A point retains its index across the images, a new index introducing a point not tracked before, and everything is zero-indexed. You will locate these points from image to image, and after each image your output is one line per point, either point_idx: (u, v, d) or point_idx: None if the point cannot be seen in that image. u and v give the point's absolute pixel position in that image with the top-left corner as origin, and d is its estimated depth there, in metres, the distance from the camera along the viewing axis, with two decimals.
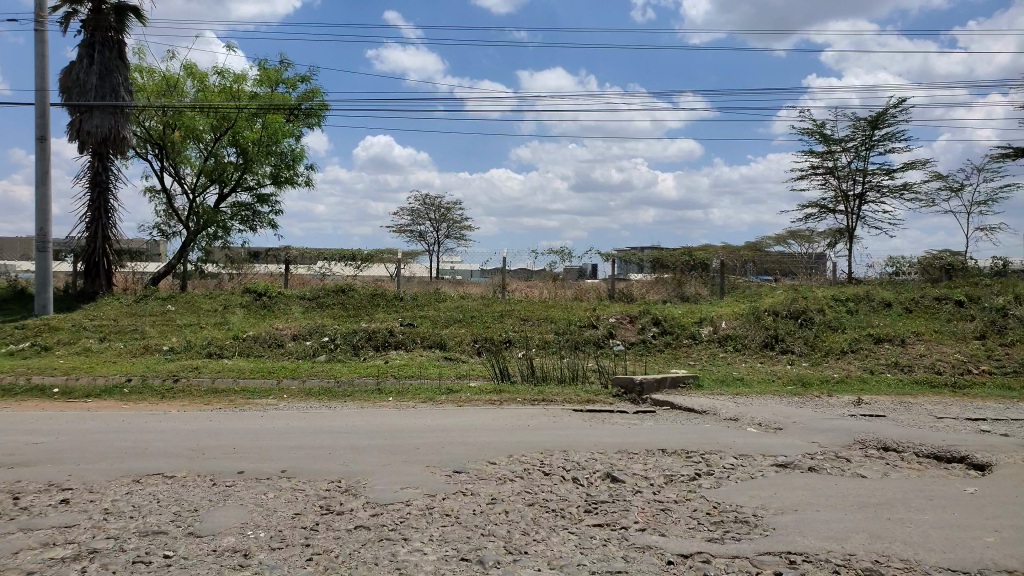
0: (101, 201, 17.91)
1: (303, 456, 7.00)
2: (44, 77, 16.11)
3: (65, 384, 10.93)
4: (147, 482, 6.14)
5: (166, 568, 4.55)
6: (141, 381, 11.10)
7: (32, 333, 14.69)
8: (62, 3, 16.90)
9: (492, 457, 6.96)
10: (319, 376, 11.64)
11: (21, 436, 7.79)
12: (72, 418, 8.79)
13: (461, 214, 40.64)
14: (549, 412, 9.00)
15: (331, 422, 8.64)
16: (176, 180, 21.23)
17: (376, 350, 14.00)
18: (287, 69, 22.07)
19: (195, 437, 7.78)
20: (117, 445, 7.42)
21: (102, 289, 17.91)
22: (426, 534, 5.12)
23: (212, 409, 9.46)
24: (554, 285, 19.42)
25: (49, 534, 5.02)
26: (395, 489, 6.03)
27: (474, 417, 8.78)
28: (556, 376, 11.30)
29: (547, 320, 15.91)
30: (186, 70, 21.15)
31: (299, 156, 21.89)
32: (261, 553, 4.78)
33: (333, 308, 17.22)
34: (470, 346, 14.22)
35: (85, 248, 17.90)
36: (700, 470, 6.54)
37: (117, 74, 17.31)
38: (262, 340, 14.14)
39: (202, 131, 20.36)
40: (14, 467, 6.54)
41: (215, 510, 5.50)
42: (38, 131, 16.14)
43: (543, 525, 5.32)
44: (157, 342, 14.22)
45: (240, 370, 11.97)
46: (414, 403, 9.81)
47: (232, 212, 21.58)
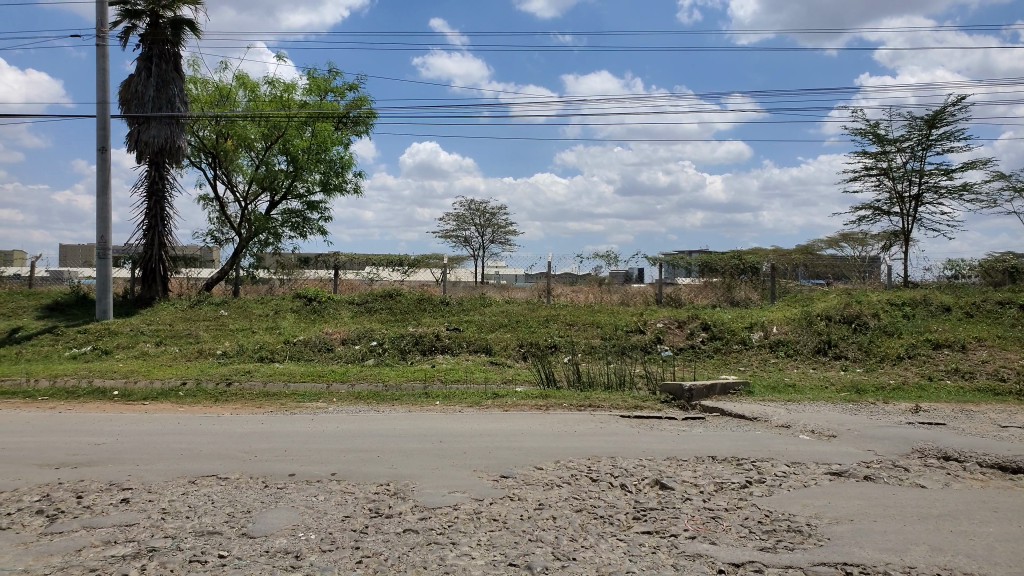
0: (158, 209, 18.45)
1: (353, 459, 7.09)
2: (105, 90, 16.67)
3: (124, 387, 11.27)
4: (202, 484, 6.28)
5: (221, 568, 4.65)
6: (196, 384, 11.39)
7: (93, 337, 15.20)
8: (122, 19, 17.49)
9: (540, 462, 6.95)
10: (367, 380, 11.78)
11: (84, 436, 8.05)
12: (131, 420, 9.06)
13: (506, 218, 40.71)
14: (597, 418, 8.95)
15: (380, 425, 8.74)
16: (229, 188, 21.73)
17: (423, 354, 14.11)
18: (335, 78, 22.44)
19: (248, 439, 7.94)
20: (174, 446, 7.61)
21: (158, 294, 18.44)
22: (474, 539, 5.13)
23: (264, 413, 9.65)
24: (599, 289, 19.35)
25: (110, 533, 5.17)
26: (443, 493, 6.06)
27: (522, 422, 8.80)
28: (603, 381, 11.24)
29: (593, 325, 15.83)
30: (238, 80, 21.66)
31: (348, 163, 22.21)
32: (311, 555, 4.85)
33: (381, 313, 17.41)
34: (516, 351, 14.24)
35: (142, 255, 18.45)
36: (751, 478, 6.42)
37: (173, 86, 17.80)
38: (313, 345, 14.38)
39: (254, 140, 20.82)
40: (76, 467, 6.76)
41: (266, 512, 5.60)
42: (99, 142, 16.70)
43: (591, 532, 5.29)
44: (211, 346, 14.57)
45: (291, 374, 12.19)
46: (461, 408, 9.86)
47: (283, 219, 22.02)
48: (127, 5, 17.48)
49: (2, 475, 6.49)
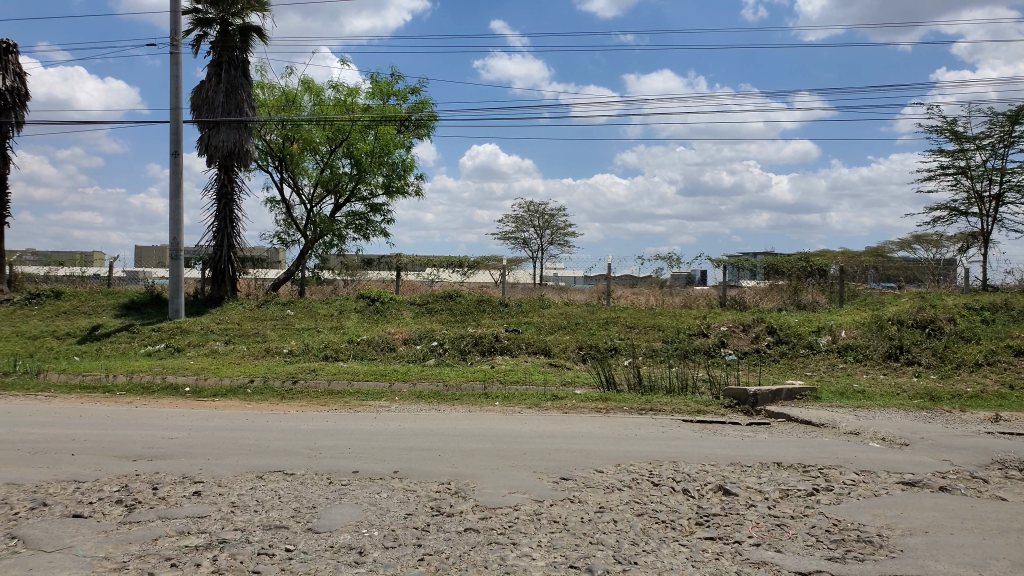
0: (227, 211, 19.04)
1: (415, 458, 7.17)
2: (178, 96, 17.28)
3: (195, 384, 11.67)
4: (269, 479, 6.45)
5: (288, 561, 4.76)
6: (263, 382, 11.71)
7: (166, 335, 15.75)
8: (194, 27, 18.15)
9: (601, 465, 6.90)
10: (428, 380, 11.90)
11: (159, 430, 8.36)
12: (203, 416, 9.37)
13: (565, 220, 40.62)
14: (658, 422, 8.84)
15: (441, 424, 8.81)
16: (295, 191, 22.27)
17: (482, 355, 14.18)
18: (398, 81, 22.77)
19: (313, 436, 8.11)
20: (242, 442, 7.83)
21: (227, 294, 19.02)
22: (535, 540, 5.13)
23: (329, 410, 9.86)
24: (660, 292, 19.15)
25: (183, 523, 5.36)
26: (503, 493, 6.08)
27: (582, 425, 8.75)
28: (664, 386, 11.09)
29: (654, 328, 15.66)
30: (304, 85, 22.19)
31: (409, 166, 22.50)
32: (374, 551, 4.92)
33: (442, 313, 17.58)
34: (576, 354, 14.20)
35: (212, 256, 19.06)
36: (819, 485, 6.25)
37: (241, 91, 18.32)
38: (375, 344, 14.61)
39: (319, 143, 21.30)
40: (151, 460, 7.03)
41: (331, 507, 5.71)
42: (172, 147, 17.32)
43: (653, 536, 5.23)
44: (278, 345, 14.95)
45: (355, 373, 12.41)
46: (520, 409, 9.88)
47: (347, 220, 22.45)
48: (199, 13, 18.13)
49: (83, 466, 6.79)
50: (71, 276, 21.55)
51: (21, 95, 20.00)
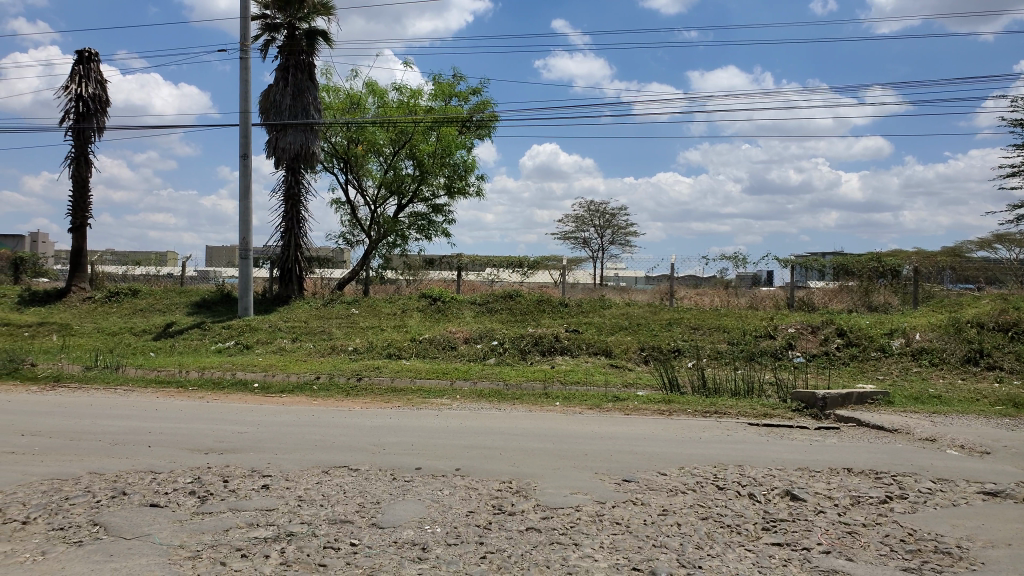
0: (294, 212, 19.49)
1: (476, 456, 7.20)
2: (247, 100, 17.78)
3: (263, 380, 11.99)
4: (335, 474, 6.58)
5: (353, 556, 4.83)
6: (329, 379, 11.95)
7: (236, 332, 16.23)
8: (262, 32, 18.65)
9: (664, 468, 6.81)
10: (489, 379, 11.94)
11: (230, 425, 8.61)
12: (272, 411, 9.61)
13: (627, 219, 40.24)
14: (723, 425, 8.67)
15: (502, 423, 8.84)
16: (359, 192, 22.68)
17: (542, 355, 14.16)
18: (460, 82, 22.93)
19: (376, 433, 8.24)
20: (308, 437, 8.00)
21: (294, 293, 19.48)
22: (597, 541, 5.10)
23: (392, 408, 9.99)
24: (725, 293, 18.80)
25: (252, 516, 5.50)
26: (565, 494, 6.06)
27: (645, 426, 8.65)
28: (730, 388, 10.87)
29: (719, 329, 15.38)
30: (368, 87, 22.56)
31: (471, 167, 22.64)
32: (437, 548, 4.96)
33: (502, 313, 17.63)
34: (638, 355, 14.06)
35: (280, 256, 19.55)
36: (892, 493, 6.04)
37: (308, 94, 18.73)
38: (437, 343, 14.76)
39: (383, 145, 21.62)
40: (222, 454, 7.24)
41: (395, 503, 5.78)
42: (242, 149, 17.83)
43: (718, 541, 5.14)
44: (343, 343, 15.24)
45: (417, 371, 12.54)
46: (581, 409, 9.83)
47: (410, 221, 22.74)
48: (267, 19, 18.61)
49: (158, 458, 7.05)
50: (147, 275, 22.41)
51: (102, 102, 20.91)
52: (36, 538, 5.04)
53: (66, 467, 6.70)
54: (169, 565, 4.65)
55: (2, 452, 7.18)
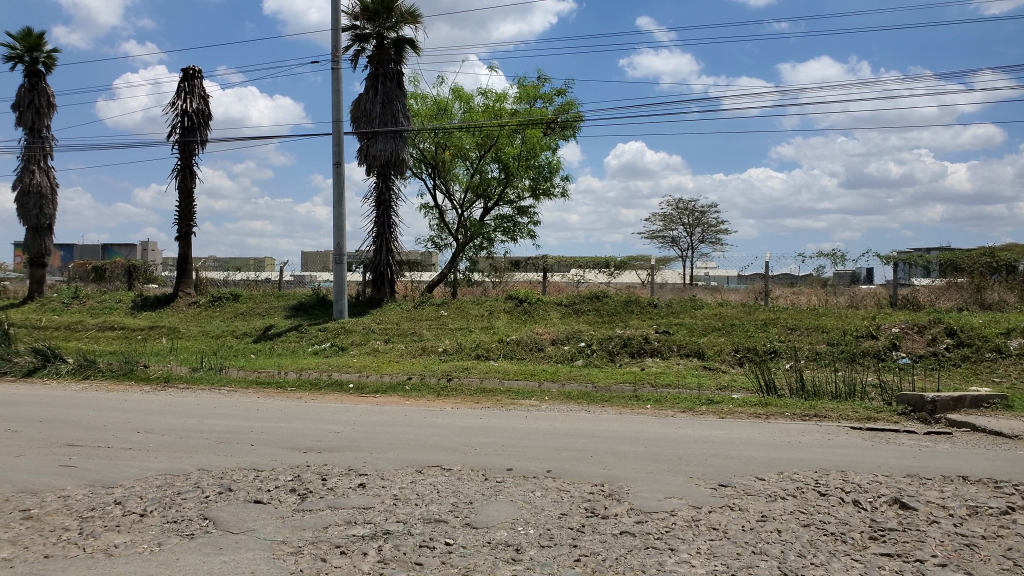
0: (384, 217, 19.94)
1: (568, 458, 7.18)
2: (339, 110, 18.33)
3: (358, 380, 12.34)
4: (428, 473, 6.67)
5: (448, 555, 4.89)
6: (420, 380, 12.16)
7: (331, 334, 16.75)
8: (353, 43, 19.17)
9: (761, 472, 6.61)
10: (578, 381, 11.90)
11: (327, 424, 8.90)
12: (366, 411, 9.85)
13: (717, 217, 39.29)
14: (824, 429, 8.33)
15: (592, 426, 8.76)
16: (447, 196, 23.04)
17: (631, 357, 13.99)
18: (544, 84, 22.97)
19: (468, 433, 8.33)
20: (403, 437, 8.17)
21: (386, 296, 19.94)
22: (694, 546, 4.98)
23: (482, 408, 10.09)
24: (823, 292, 18.11)
25: (351, 514, 5.64)
26: (659, 498, 5.95)
27: (741, 430, 8.39)
28: (830, 391, 10.43)
29: (818, 329, 14.82)
30: (454, 93, 22.89)
31: (556, 168, 22.63)
32: (531, 549, 4.96)
33: (589, 314, 17.52)
34: (731, 356, 13.70)
35: (372, 260, 20.04)
36: (1014, 504, 5.65)
37: (396, 102, 19.15)
38: (525, 344, 14.81)
39: (469, 149, 21.87)
40: (320, 452, 7.48)
41: (487, 504, 5.82)
42: (334, 157, 18.38)
43: (822, 549, 4.93)
44: (433, 344, 15.52)
45: (505, 372, 12.63)
46: (674, 412, 9.66)
47: (496, 224, 22.94)
48: (357, 29, 19.11)
49: (262, 456, 7.33)
50: (247, 280, 23.42)
51: (205, 116, 21.92)
52: (153, 530, 5.33)
53: (178, 463, 7.05)
54: (274, 560, 4.82)
55: (121, 447, 7.64)
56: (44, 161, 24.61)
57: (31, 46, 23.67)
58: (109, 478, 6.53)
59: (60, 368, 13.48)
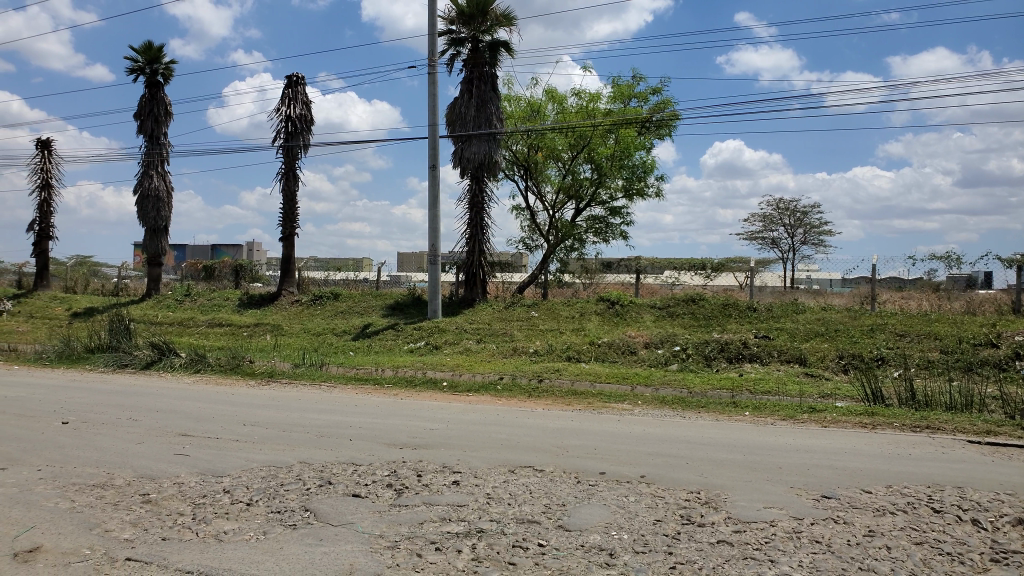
0: (478, 219, 20.16)
1: (662, 464, 7.05)
2: (434, 114, 18.67)
3: (452, 379, 12.53)
4: (520, 474, 6.69)
5: (541, 556, 4.88)
6: (512, 380, 12.24)
7: (426, 333, 17.06)
8: (448, 47, 19.47)
9: (869, 485, 6.30)
10: (671, 386, 11.66)
11: (423, 421, 9.07)
12: (460, 410, 9.97)
13: (820, 217, 37.78)
14: (937, 442, 7.87)
15: (687, 432, 8.57)
16: (539, 198, 23.11)
17: (729, 362, 13.62)
18: (639, 83, 22.71)
19: (560, 435, 8.31)
20: (496, 436, 8.22)
21: (478, 296, 20.17)
22: (795, 559, 4.79)
23: (575, 410, 10.06)
24: (935, 297, 17.14)
25: (445, 510, 5.72)
26: (758, 508, 5.76)
27: (846, 440, 8.04)
28: (944, 401, 9.85)
29: (930, 336, 14.04)
30: (547, 95, 22.93)
31: (650, 168, 22.32)
32: (625, 554, 4.89)
33: (684, 317, 17.19)
34: (835, 363, 13.13)
35: (465, 261, 20.29)
36: None
37: (491, 105, 19.34)
38: (617, 347, 14.66)
39: (561, 150, 21.86)
40: (416, 449, 7.62)
41: (580, 506, 5.79)
42: (430, 160, 18.73)
43: (936, 569, 4.65)
44: (524, 345, 15.58)
45: (597, 374, 12.55)
46: (773, 420, 9.35)
47: (588, 225, 22.82)
48: (453, 34, 19.42)
49: (360, 451, 7.53)
50: (346, 279, 24.17)
51: (308, 121, 22.76)
52: (258, 519, 5.55)
53: (281, 456, 7.33)
54: (371, 553, 4.93)
55: (229, 439, 8.01)
56: (162, 166, 26.12)
57: (152, 58, 25.20)
58: (218, 468, 6.87)
59: (174, 362, 14.28)
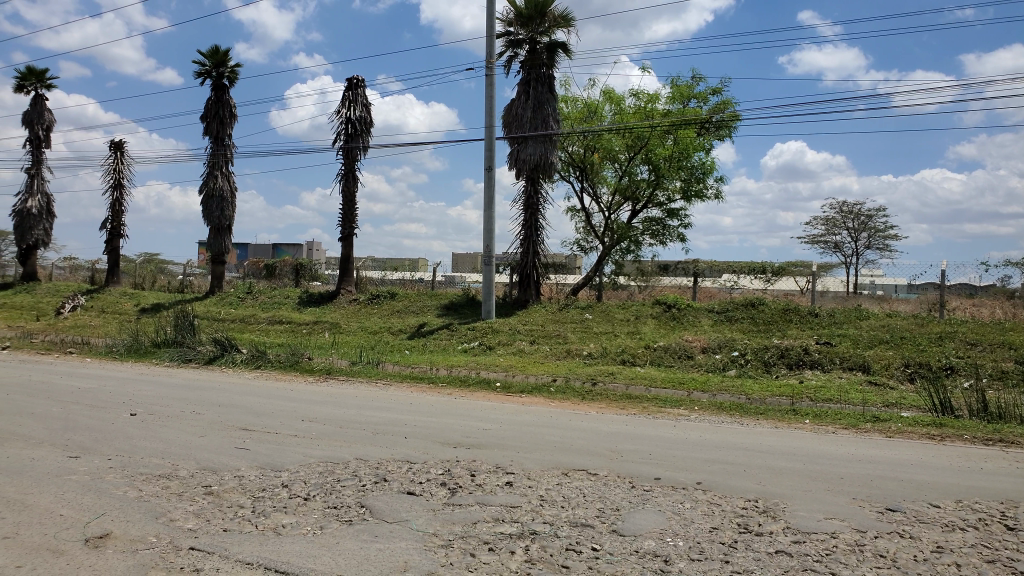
0: (532, 220, 20.16)
1: (718, 471, 6.93)
2: (491, 115, 18.74)
3: (505, 380, 12.56)
4: (574, 477, 6.66)
5: (595, 560, 4.84)
6: (565, 382, 12.21)
7: (479, 333, 17.14)
8: (506, 49, 19.53)
9: (937, 499, 6.06)
10: (729, 392, 11.45)
11: (476, 421, 9.11)
12: (513, 411, 9.99)
13: (886, 221, 36.61)
14: (1010, 456, 7.53)
15: (745, 439, 8.41)
16: (594, 199, 23.01)
17: (789, 368, 13.32)
18: (698, 83, 22.40)
19: (615, 439, 8.25)
20: (550, 439, 8.20)
21: (532, 297, 20.18)
22: (858, 573, 4.64)
23: (629, 414, 9.96)
24: (1009, 305, 16.44)
25: (499, 511, 5.72)
26: (818, 519, 5.60)
27: (912, 452, 7.77)
28: (1018, 414, 9.44)
29: (1003, 345, 13.47)
30: (605, 95, 22.79)
31: (709, 169, 22.00)
32: (680, 562, 4.81)
33: (743, 322, 16.87)
34: (901, 372, 12.70)
35: (519, 262, 20.33)
36: None
37: (547, 106, 19.30)
38: (673, 351, 14.46)
39: (618, 151, 21.70)
40: (471, 448, 7.65)
41: (635, 512, 5.72)
42: (486, 162, 18.81)
43: None
44: (578, 347, 15.52)
45: (652, 379, 12.41)
46: (834, 429, 9.10)
47: (644, 226, 22.62)
48: (510, 36, 19.46)
49: (415, 449, 7.60)
50: (402, 279, 24.48)
51: (367, 123, 23.09)
52: (315, 514, 5.65)
53: (338, 452, 7.45)
54: (425, 551, 4.97)
55: (288, 434, 8.18)
56: (226, 167, 26.86)
57: (218, 61, 25.94)
58: (278, 462, 7.02)
59: (236, 358, 14.66)
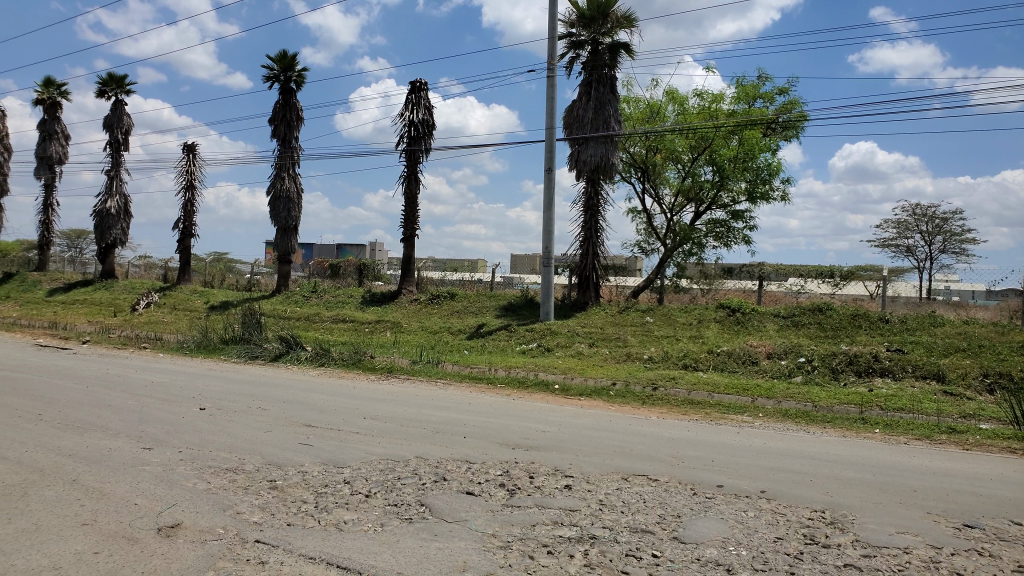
0: (593, 222, 20.04)
1: (783, 480, 6.74)
2: (552, 117, 18.73)
3: (564, 382, 12.50)
4: (634, 482, 6.58)
5: (655, 567, 4.76)
6: (625, 386, 12.08)
7: (538, 335, 17.12)
8: (568, 50, 19.49)
9: (1018, 517, 5.77)
10: (795, 399, 11.16)
11: (536, 423, 9.08)
12: (572, 413, 9.94)
13: (962, 224, 35.14)
14: None
15: (811, 448, 8.17)
16: (656, 200, 22.76)
17: (858, 376, 12.90)
18: (764, 83, 21.94)
19: (676, 444, 8.12)
20: (610, 443, 8.12)
21: (591, 299, 20.06)
22: None
23: (691, 420, 9.79)
24: None
25: (558, 514, 5.69)
26: (890, 532, 5.40)
27: (991, 466, 7.42)
28: None
29: None
30: (668, 96, 22.52)
31: (775, 170, 21.51)
32: (743, 571, 4.70)
33: (809, 328, 16.41)
34: (979, 382, 12.15)
35: (579, 263, 20.22)
36: None
37: (609, 107, 19.16)
38: (737, 356, 14.16)
39: (681, 152, 21.42)
40: (530, 450, 7.64)
41: (697, 519, 5.61)
42: (547, 163, 18.79)
43: None
44: (638, 350, 15.36)
45: (715, 384, 12.16)
46: (907, 439, 8.76)
47: (707, 229, 22.26)
48: (573, 37, 19.41)
49: (475, 449, 7.62)
50: (462, 280, 24.65)
51: (429, 125, 23.34)
52: (376, 511, 5.71)
53: (399, 450, 7.54)
54: (484, 552, 4.98)
55: (350, 431, 8.31)
56: (293, 169, 27.52)
57: (286, 66, 26.61)
58: (340, 459, 7.14)
59: (301, 355, 14.99)
